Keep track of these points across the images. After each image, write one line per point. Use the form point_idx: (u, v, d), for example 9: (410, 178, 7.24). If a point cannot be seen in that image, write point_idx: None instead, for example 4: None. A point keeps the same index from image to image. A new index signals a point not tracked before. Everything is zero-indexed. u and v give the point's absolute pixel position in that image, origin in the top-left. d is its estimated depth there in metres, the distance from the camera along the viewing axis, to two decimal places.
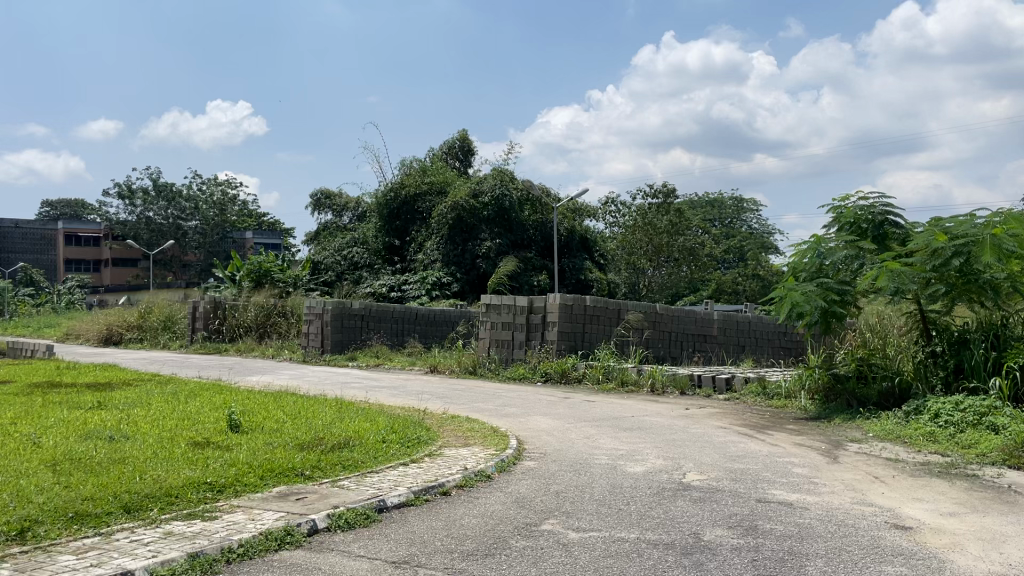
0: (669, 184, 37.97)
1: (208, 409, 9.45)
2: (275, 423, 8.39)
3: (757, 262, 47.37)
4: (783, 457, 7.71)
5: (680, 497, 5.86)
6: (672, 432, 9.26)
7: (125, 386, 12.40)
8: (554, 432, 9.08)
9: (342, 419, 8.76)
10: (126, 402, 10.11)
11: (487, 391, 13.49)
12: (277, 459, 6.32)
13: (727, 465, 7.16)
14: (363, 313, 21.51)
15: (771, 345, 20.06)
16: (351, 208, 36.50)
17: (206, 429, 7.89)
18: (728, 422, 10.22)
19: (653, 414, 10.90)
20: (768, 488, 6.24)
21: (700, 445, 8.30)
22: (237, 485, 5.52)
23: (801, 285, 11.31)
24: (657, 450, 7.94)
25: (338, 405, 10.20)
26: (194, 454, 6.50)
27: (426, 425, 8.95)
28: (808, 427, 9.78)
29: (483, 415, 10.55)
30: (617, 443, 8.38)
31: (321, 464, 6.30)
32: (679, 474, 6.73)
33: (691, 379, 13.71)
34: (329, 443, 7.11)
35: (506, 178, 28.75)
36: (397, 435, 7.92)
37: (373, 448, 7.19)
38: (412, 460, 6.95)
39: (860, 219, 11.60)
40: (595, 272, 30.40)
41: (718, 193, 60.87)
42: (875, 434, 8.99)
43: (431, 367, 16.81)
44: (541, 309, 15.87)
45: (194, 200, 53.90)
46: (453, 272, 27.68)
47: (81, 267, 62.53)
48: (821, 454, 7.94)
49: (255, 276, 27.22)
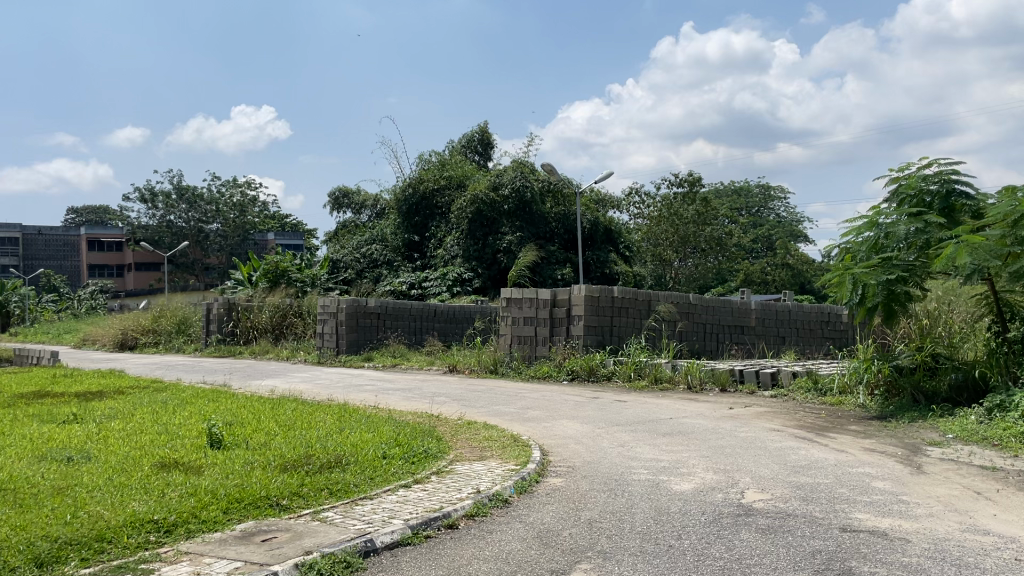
0: (695, 173, 36.52)
1: (191, 420, 8.41)
2: (264, 437, 7.33)
3: (788, 252, 45.75)
4: (856, 467, 6.50)
5: (743, 526, 4.69)
6: (718, 437, 8.08)
7: (117, 394, 11.40)
8: (584, 440, 7.95)
9: (341, 431, 7.66)
10: (108, 414, 9.09)
11: (509, 393, 12.37)
12: (249, 485, 5.23)
13: (791, 480, 5.98)
14: (380, 311, 20.49)
15: (813, 335, 18.73)
16: (369, 206, 35.35)
17: (183, 447, 6.84)
18: (780, 423, 9.00)
19: (694, 416, 9.71)
20: (849, 511, 5.06)
21: (754, 453, 7.13)
22: (191, 522, 4.45)
23: (862, 265, 10.15)
24: (706, 461, 6.77)
25: (342, 413, 9.13)
26: (154, 480, 5.42)
27: (437, 435, 7.85)
28: (874, 428, 8.56)
29: (503, 420, 9.43)
30: (657, 452, 7.22)
31: (304, 490, 5.22)
32: (737, 494, 5.55)
33: (731, 374, 12.53)
34: (318, 463, 6.01)
35: (526, 170, 27.61)
36: (402, 449, 6.81)
37: (370, 466, 6.07)
38: (418, 480, 5.83)
39: (924, 191, 10.35)
40: (621, 264, 29.15)
41: (744, 181, 59.28)
42: (956, 437, 7.79)
43: (449, 367, 15.74)
44: (565, 302, 14.73)
45: (215, 202, 53.24)
46: (475, 268, 26.72)
47: (104, 273, 62.21)
48: (900, 462, 6.73)
49: (272, 276, 26.34)
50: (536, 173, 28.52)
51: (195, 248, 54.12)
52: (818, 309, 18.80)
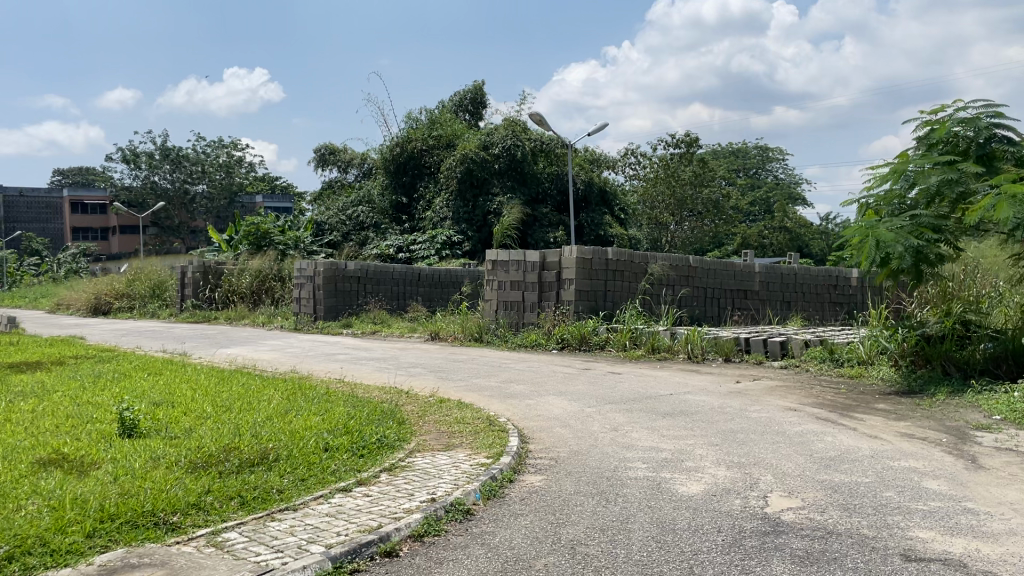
0: (692, 134, 35.08)
1: (115, 399, 7.18)
2: (192, 422, 6.13)
3: (786, 215, 44.42)
4: (899, 460, 5.36)
5: (774, 552, 3.56)
6: (727, 419, 6.95)
7: (55, 366, 10.14)
8: (572, 423, 6.83)
9: (284, 414, 6.45)
10: (26, 391, 7.86)
11: (491, 364, 11.22)
12: (137, 493, 4.07)
13: (822, 479, 4.85)
14: (359, 275, 19.26)
15: (820, 300, 17.62)
16: (357, 165, 34.04)
17: (86, 436, 5.66)
18: (797, 401, 7.88)
19: (697, 391, 8.56)
20: (907, 527, 3.94)
21: (772, 441, 5.98)
22: (33, 554, 3.30)
23: (886, 222, 9.02)
24: (717, 452, 5.62)
25: (294, 390, 7.90)
26: (19, 486, 4.23)
27: (399, 418, 6.66)
28: (906, 407, 7.43)
29: (481, 398, 8.28)
30: (658, 439, 6.10)
31: (206, 499, 4.06)
32: (758, 500, 4.41)
33: (736, 343, 11.39)
34: (238, 460, 4.82)
35: (518, 129, 26.17)
36: (349, 437, 5.62)
37: (303, 463, 4.89)
38: (362, 481, 4.65)
39: (958, 137, 9.15)
40: (616, 227, 27.90)
41: (742, 142, 57.83)
42: (1005, 419, 6.67)
43: (431, 335, 14.55)
44: (555, 264, 13.51)
45: (201, 163, 51.57)
46: (465, 230, 25.53)
47: (88, 236, 60.79)
48: (948, 452, 5.60)
49: (254, 239, 24.83)
50: (528, 131, 27.10)
51: (181, 211, 52.63)
52: (824, 272, 17.65)
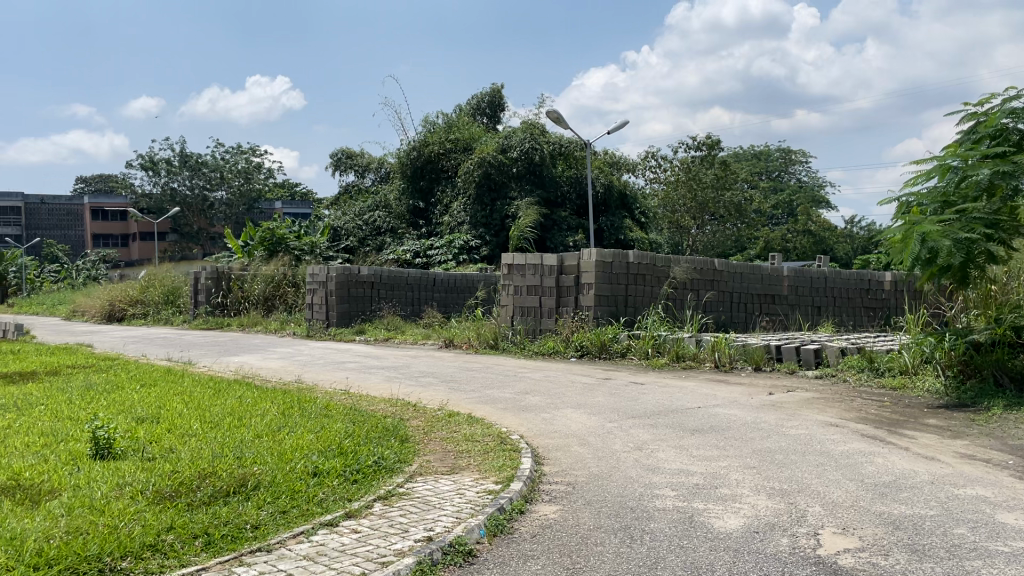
0: (713, 136, 34.46)
1: (95, 414, 6.62)
2: (174, 441, 5.56)
3: (809, 218, 43.41)
4: (963, 487, 4.71)
5: None
6: (762, 436, 6.31)
7: (47, 376, 9.61)
8: (591, 441, 6.22)
9: (275, 432, 5.87)
10: (7, 405, 7.34)
11: (505, 373, 10.62)
12: (85, 532, 3.51)
13: (880, 512, 4.21)
14: (373, 280, 18.72)
15: (852, 305, 16.86)
16: (373, 169, 33.55)
17: (54, 458, 5.11)
18: (837, 415, 7.20)
19: (726, 404, 7.91)
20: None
21: (816, 464, 5.33)
22: None
23: (932, 219, 8.34)
24: (754, 477, 4.99)
25: (292, 404, 7.31)
26: None
27: (401, 436, 6.06)
28: (960, 423, 6.76)
29: (493, 411, 7.68)
30: (688, 461, 5.47)
31: (165, 539, 3.50)
32: (809, 538, 3.79)
33: (767, 351, 10.72)
34: (212, 488, 4.27)
35: (536, 132, 25.63)
36: (342, 459, 5.04)
37: (286, 491, 4.32)
38: (351, 514, 4.07)
39: (1007, 129, 8.45)
40: (637, 231, 27.27)
41: (765, 144, 56.88)
42: None
43: (445, 341, 13.98)
44: (573, 269, 12.88)
45: (219, 169, 51.23)
46: (482, 234, 24.97)
47: (109, 242, 61.04)
48: (1019, 478, 4.93)
49: (269, 244, 24.21)
50: (546, 134, 26.59)
51: (199, 217, 52.54)
52: (856, 276, 16.91)
